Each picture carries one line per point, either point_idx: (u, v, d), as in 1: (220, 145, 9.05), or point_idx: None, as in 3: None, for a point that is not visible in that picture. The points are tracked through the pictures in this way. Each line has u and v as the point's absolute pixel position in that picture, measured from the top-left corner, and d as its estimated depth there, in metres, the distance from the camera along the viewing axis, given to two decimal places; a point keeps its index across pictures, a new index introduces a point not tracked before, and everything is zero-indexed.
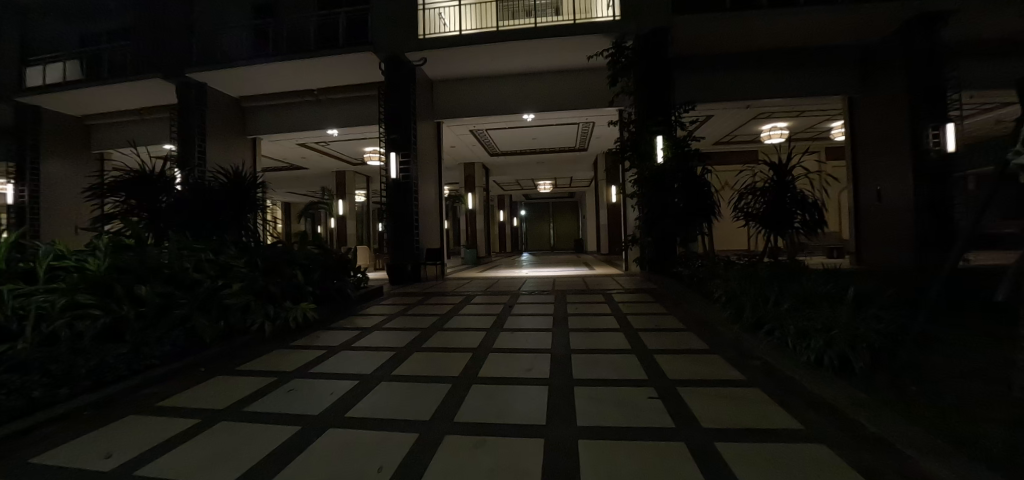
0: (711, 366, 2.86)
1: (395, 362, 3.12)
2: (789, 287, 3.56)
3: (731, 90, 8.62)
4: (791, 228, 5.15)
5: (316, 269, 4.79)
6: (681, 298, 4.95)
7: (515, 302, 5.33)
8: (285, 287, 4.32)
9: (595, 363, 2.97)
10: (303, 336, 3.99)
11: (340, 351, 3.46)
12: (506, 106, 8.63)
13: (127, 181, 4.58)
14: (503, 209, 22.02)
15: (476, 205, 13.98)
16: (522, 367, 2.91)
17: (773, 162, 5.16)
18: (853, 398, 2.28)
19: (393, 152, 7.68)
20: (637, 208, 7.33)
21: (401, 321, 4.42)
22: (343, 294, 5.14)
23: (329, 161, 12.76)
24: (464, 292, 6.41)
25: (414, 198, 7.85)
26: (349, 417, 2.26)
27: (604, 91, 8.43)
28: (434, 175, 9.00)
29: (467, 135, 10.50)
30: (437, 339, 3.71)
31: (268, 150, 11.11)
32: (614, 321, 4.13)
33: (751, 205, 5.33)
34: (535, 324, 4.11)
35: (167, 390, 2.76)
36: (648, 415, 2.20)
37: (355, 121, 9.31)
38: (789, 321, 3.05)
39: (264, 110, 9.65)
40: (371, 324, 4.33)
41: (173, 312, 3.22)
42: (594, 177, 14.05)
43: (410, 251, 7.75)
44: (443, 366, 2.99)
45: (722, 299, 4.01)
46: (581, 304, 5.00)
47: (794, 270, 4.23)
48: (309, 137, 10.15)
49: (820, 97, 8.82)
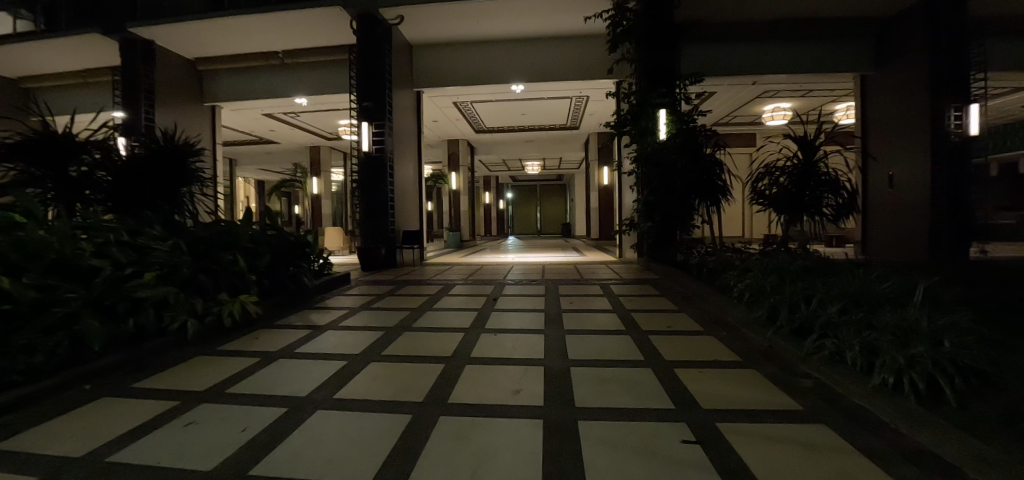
0: (754, 389, 2.21)
1: (343, 377, 2.43)
2: (831, 284, 2.94)
3: (738, 64, 7.94)
4: (818, 214, 4.53)
5: (265, 254, 4.01)
6: (691, 292, 4.29)
7: (500, 293, 4.62)
8: (220, 277, 3.55)
9: (602, 382, 2.29)
10: (239, 338, 3.23)
11: (278, 359, 2.75)
12: (493, 75, 7.86)
13: (23, 144, 3.54)
14: (489, 190, 21.31)
15: (461, 186, 13.19)
16: (509, 386, 2.25)
17: (799, 137, 4.52)
18: (970, 450, 1.63)
19: (365, 122, 6.81)
20: (636, 188, 6.69)
21: (364, 318, 3.70)
22: (300, 283, 4.36)
23: (302, 135, 11.85)
24: (443, 280, 5.71)
25: (389, 174, 7.03)
26: (256, 474, 1.57)
27: (600, 62, 7.69)
28: (413, 150, 8.19)
29: (450, 108, 9.65)
30: (403, 343, 3.01)
31: (230, 120, 10.12)
32: (617, 320, 3.45)
33: (771, 186, 4.69)
34: (522, 324, 3.42)
35: (25, 421, 2.03)
36: (686, 471, 1.55)
37: (325, 89, 8.41)
38: (847, 330, 2.41)
39: (224, 75, 8.71)
40: (327, 321, 3.60)
41: (55, 310, 2.47)
42: (585, 158, 13.37)
43: (385, 233, 6.97)
44: (401, 385, 2.30)
45: (747, 297, 3.37)
46: (575, 298, 4.29)
47: (830, 263, 3.59)
48: (276, 107, 9.26)
49: (831, 75, 8.20)
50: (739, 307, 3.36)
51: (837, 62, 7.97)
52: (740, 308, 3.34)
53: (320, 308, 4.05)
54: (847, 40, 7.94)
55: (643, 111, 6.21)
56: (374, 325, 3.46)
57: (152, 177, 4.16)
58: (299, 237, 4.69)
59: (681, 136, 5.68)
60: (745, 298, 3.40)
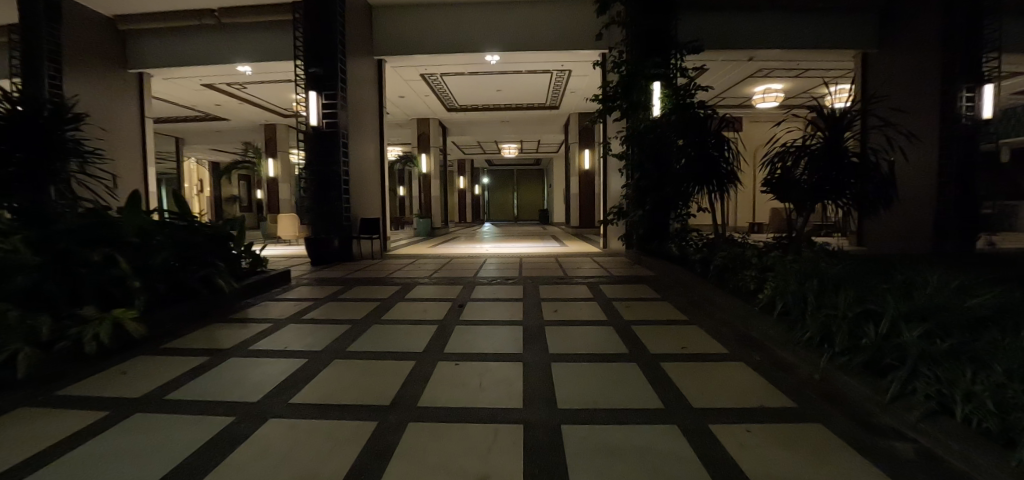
0: (838, 469, 1.46)
1: (220, 448, 1.60)
2: (901, 299, 2.21)
3: (735, 37, 7.22)
4: (846, 203, 3.77)
5: (160, 252, 3.09)
6: (700, 298, 3.53)
7: (468, 296, 3.80)
8: (83, 287, 2.62)
9: (613, 454, 1.53)
10: (107, 370, 2.35)
11: (137, 413, 1.89)
12: (463, 43, 6.91)
13: None
14: (464, 175, 20.32)
15: (432, 169, 12.15)
16: (468, 467, 1.44)
17: (824, 111, 3.77)
18: None
19: (313, 91, 5.81)
20: (627, 171, 5.94)
21: (287, 336, 2.81)
22: (213, 287, 3.45)
23: (253, 110, 10.65)
24: (403, 278, 4.84)
25: (343, 153, 6.06)
26: None
27: (585, 30, 6.84)
28: (375, 128, 7.21)
29: (417, 82, 8.65)
30: (326, 381, 2.15)
31: (165, 91, 8.89)
32: (615, 338, 2.68)
33: (787, 169, 3.95)
34: (494, 344, 2.61)
35: None
36: None
37: (270, 54, 7.32)
38: (954, 370, 1.68)
39: (152, 38, 7.53)
40: (234, 343, 2.70)
41: None
42: (565, 140, 12.58)
43: (337, 221, 6.02)
44: (297, 469, 1.46)
45: (780, 309, 2.63)
46: (559, 303, 3.49)
47: (878, 264, 2.88)
48: (216, 75, 8.10)
49: (831, 53, 7.56)
50: (771, 324, 2.61)
51: (840, 37, 7.30)
52: (772, 325, 2.61)
53: (234, 321, 3.16)
54: (852, 12, 7.27)
55: (635, 83, 5.40)
56: (296, 348, 2.59)
57: (27, 144, 3.33)
58: (216, 228, 3.76)
59: (677, 113, 4.91)
60: (778, 312, 2.66)
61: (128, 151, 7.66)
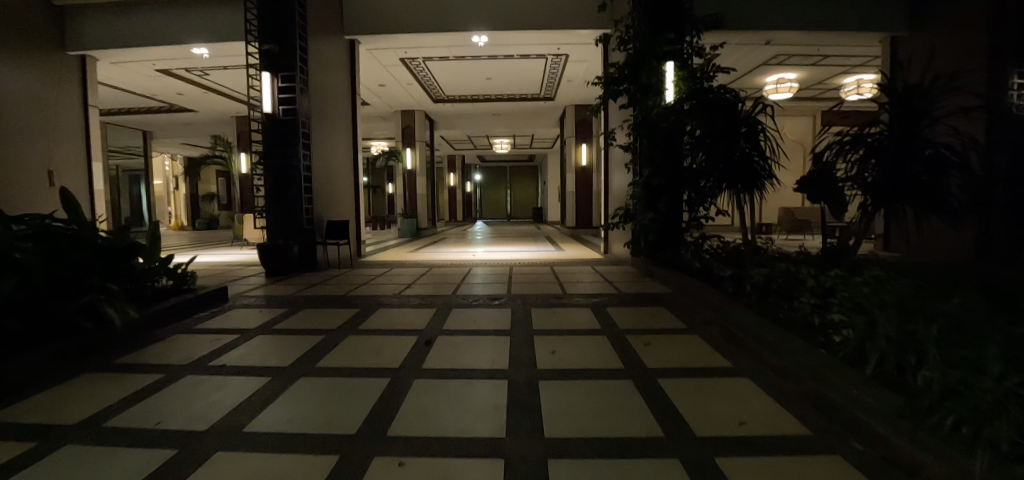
0: None
1: None
2: None
3: (754, 17, 6.45)
4: (925, 210, 2.89)
5: (13, 275, 2.25)
6: (738, 329, 2.76)
7: (441, 324, 3.01)
8: None
9: None
10: None
11: None
12: (446, 20, 6.06)
13: None
14: (455, 171, 19.53)
15: (417, 164, 11.30)
16: None
17: (898, 91, 2.90)
18: None
19: (265, 73, 4.98)
20: (637, 167, 5.15)
21: (180, 395, 2.01)
22: (101, 319, 2.62)
23: (222, 100, 9.79)
24: (370, 294, 4.06)
25: (303, 147, 5.19)
26: None
27: (585, 7, 6.03)
28: (349, 119, 6.34)
29: (398, 68, 7.82)
30: None
31: (118, 78, 8.03)
32: (640, 403, 1.89)
33: (848, 167, 3.09)
34: (465, 411, 1.81)
35: None
36: None
37: (228, 33, 6.46)
38: None
39: (95, 16, 6.66)
40: (97, 410, 1.89)
41: None
42: (562, 134, 11.83)
43: (297, 223, 5.19)
44: None
45: (874, 361, 1.85)
46: (557, 337, 2.72)
47: (993, 295, 2.09)
48: (172, 60, 7.28)
49: (857, 37, 6.79)
50: (861, 385, 1.83)
51: (872, 18, 6.50)
52: (866, 387, 1.81)
53: (116, 369, 2.32)
54: None
55: (645, 64, 4.60)
56: (178, 422, 1.78)
57: None
58: (115, 239, 2.92)
59: (697, 97, 4.07)
60: (870, 365, 1.87)
61: (71, 142, 6.81)
